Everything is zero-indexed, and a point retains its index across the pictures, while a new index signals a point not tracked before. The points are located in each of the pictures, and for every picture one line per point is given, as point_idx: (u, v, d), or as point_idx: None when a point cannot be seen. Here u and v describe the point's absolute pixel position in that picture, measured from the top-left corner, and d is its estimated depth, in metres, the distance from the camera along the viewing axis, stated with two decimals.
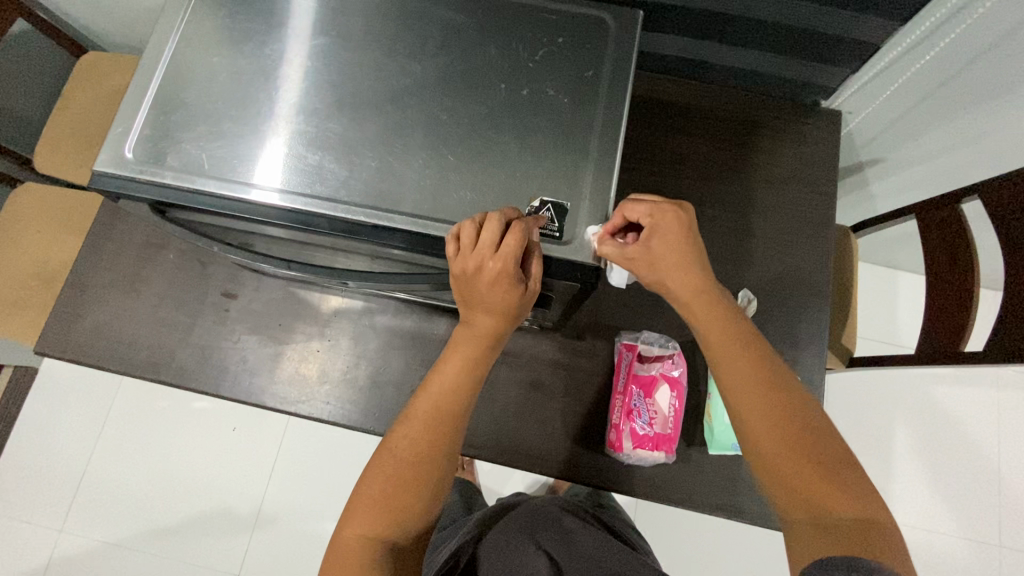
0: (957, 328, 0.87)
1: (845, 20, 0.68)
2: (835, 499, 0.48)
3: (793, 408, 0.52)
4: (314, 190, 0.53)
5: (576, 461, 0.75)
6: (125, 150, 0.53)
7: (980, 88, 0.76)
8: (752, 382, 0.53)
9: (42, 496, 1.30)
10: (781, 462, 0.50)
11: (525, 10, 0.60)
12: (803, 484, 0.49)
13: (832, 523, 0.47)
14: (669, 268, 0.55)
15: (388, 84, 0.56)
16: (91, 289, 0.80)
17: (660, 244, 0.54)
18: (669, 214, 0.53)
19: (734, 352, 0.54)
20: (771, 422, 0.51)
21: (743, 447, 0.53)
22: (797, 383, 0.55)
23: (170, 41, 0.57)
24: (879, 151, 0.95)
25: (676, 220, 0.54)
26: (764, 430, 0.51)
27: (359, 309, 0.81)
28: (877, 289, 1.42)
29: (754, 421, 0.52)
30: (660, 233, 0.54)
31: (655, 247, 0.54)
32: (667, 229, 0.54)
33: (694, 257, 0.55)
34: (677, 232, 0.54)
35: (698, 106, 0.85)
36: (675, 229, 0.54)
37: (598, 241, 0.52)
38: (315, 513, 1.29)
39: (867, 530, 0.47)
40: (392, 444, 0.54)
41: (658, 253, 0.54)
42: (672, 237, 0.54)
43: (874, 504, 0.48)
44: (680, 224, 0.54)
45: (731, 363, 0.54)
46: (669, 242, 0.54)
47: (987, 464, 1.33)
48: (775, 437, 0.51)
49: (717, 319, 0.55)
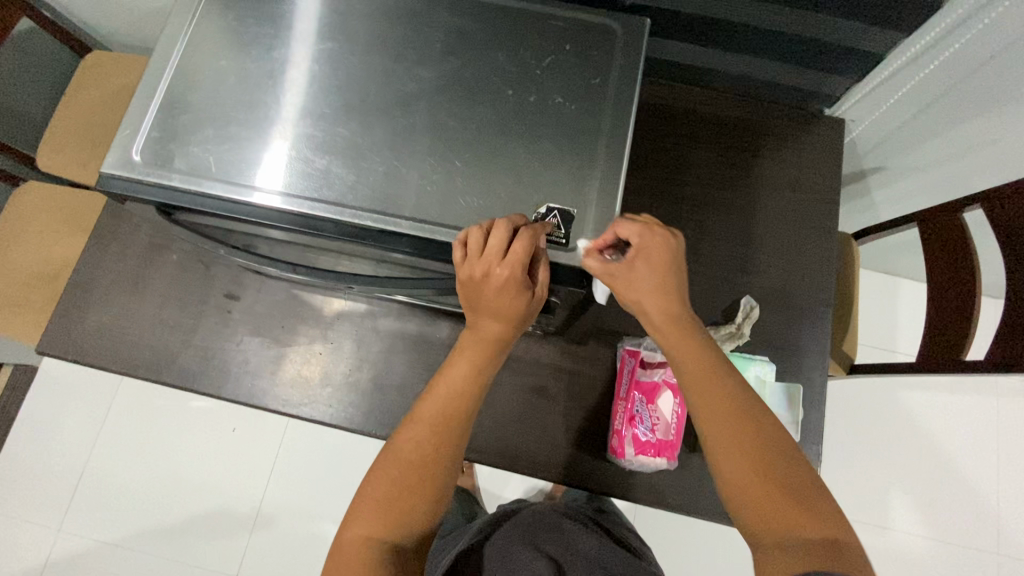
0: (958, 337, 0.87)
1: (850, 31, 0.68)
2: (797, 517, 0.48)
3: (761, 429, 0.52)
4: (321, 194, 0.53)
5: (577, 466, 0.75)
6: (132, 152, 0.53)
7: (983, 99, 0.76)
8: (720, 404, 0.53)
9: (40, 495, 1.30)
10: (747, 481, 0.50)
11: (533, 17, 0.60)
12: (767, 502, 0.49)
13: (793, 540, 0.47)
14: (648, 289, 0.54)
15: (395, 89, 0.56)
16: (94, 289, 0.80)
17: (644, 265, 0.54)
18: (659, 237, 0.53)
19: (706, 377, 0.54)
20: (738, 443, 0.51)
21: (710, 467, 0.53)
22: (765, 404, 0.54)
23: (178, 44, 0.57)
24: (882, 158, 0.96)
25: (663, 243, 0.54)
26: (730, 452, 0.51)
27: (362, 312, 0.81)
28: (877, 296, 1.42)
29: (721, 442, 0.52)
30: (646, 254, 0.53)
31: (639, 267, 0.54)
32: (654, 252, 0.53)
33: (673, 281, 0.55)
34: (661, 256, 0.54)
35: (703, 113, 0.85)
36: (661, 252, 0.54)
37: (587, 254, 0.52)
38: (314, 515, 1.29)
39: (831, 549, 0.47)
40: (397, 447, 0.54)
41: (639, 274, 0.54)
42: (657, 259, 0.54)
43: (837, 522, 0.48)
44: (666, 248, 0.54)
45: (703, 388, 0.53)
46: (653, 264, 0.54)
47: (986, 472, 1.33)
48: (741, 458, 0.51)
49: (691, 342, 0.55)
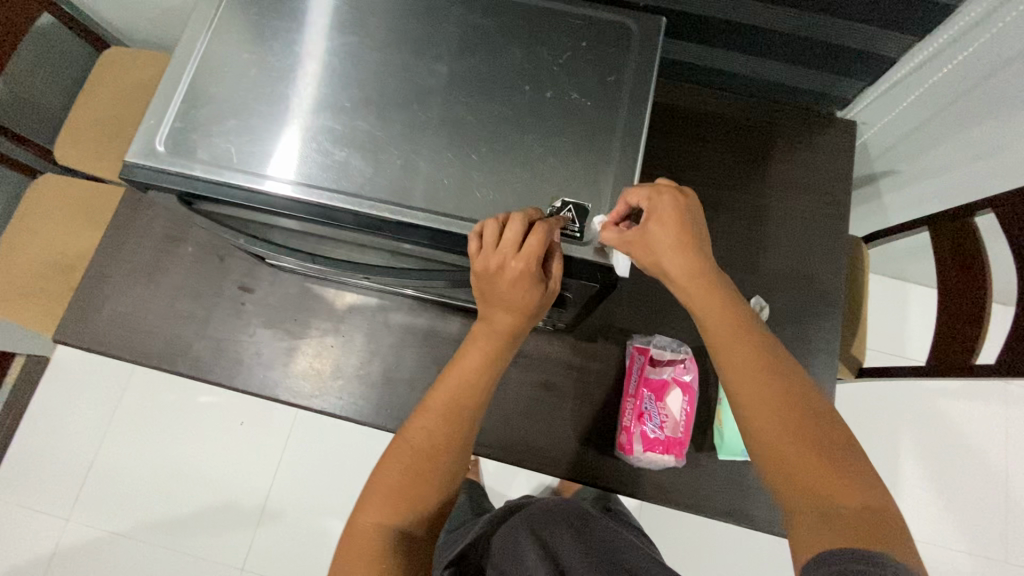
0: (969, 339, 0.87)
1: (864, 36, 0.69)
2: (838, 487, 0.47)
3: (798, 392, 0.51)
4: (339, 186, 0.53)
5: (585, 462, 0.75)
6: (156, 142, 0.54)
7: (996, 103, 0.75)
8: (758, 367, 0.51)
9: (48, 486, 1.31)
10: (784, 446, 0.49)
11: (550, 14, 0.61)
12: (807, 471, 0.47)
13: (836, 514, 0.46)
14: (668, 250, 0.53)
15: (412, 84, 0.57)
16: (111, 279, 0.81)
17: (661, 229, 0.52)
18: (667, 196, 0.53)
19: (733, 337, 0.52)
20: (778, 403, 0.50)
21: (745, 433, 0.51)
22: (797, 365, 0.53)
23: (202, 37, 0.58)
24: (893, 162, 0.96)
25: (676, 203, 0.53)
26: (769, 415, 0.50)
27: (373, 306, 0.82)
28: (887, 301, 1.42)
29: (757, 405, 0.50)
30: (659, 216, 0.52)
31: (656, 230, 0.52)
32: (666, 212, 0.52)
33: (694, 241, 0.53)
34: (676, 217, 0.53)
35: (716, 113, 0.85)
36: (675, 214, 0.53)
37: (603, 228, 0.52)
38: (321, 509, 1.29)
39: (872, 521, 0.45)
40: (411, 435, 0.55)
41: (659, 237, 0.52)
42: (671, 218, 0.52)
43: (880, 494, 0.47)
44: (678, 206, 0.53)
45: (731, 350, 0.52)
46: (669, 224, 0.52)
47: (994, 480, 1.32)
48: (778, 428, 0.49)
49: (714, 303, 0.53)
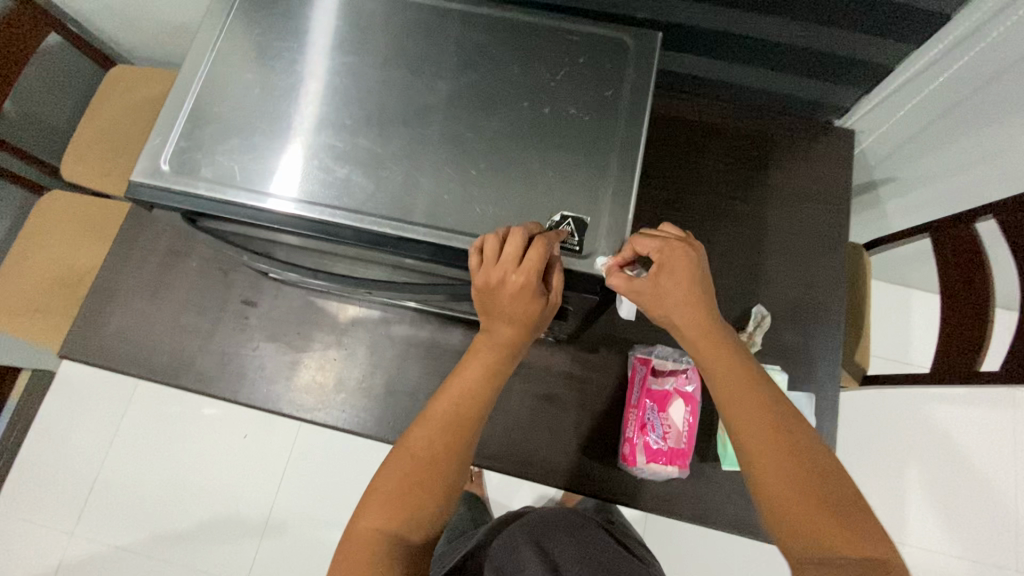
0: (973, 347, 0.87)
1: (861, 45, 0.70)
2: (842, 540, 0.47)
3: (801, 446, 0.51)
4: (340, 202, 0.54)
5: (588, 473, 0.75)
6: (161, 161, 0.55)
7: (994, 109, 0.76)
8: (764, 425, 0.51)
9: (53, 499, 1.31)
10: (790, 504, 0.49)
11: (548, 31, 0.62)
12: (811, 523, 0.48)
13: (837, 563, 0.47)
14: (675, 298, 0.53)
15: (413, 100, 0.58)
16: (116, 294, 0.82)
17: (669, 284, 0.52)
18: (679, 251, 0.53)
19: (740, 387, 0.52)
20: (781, 461, 0.50)
21: (748, 480, 0.51)
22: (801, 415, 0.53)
23: (206, 58, 0.59)
24: (892, 169, 0.96)
25: (686, 256, 0.53)
26: (774, 473, 0.49)
27: (376, 318, 0.82)
28: (890, 308, 1.42)
29: (761, 456, 0.50)
30: (669, 269, 0.53)
31: (664, 282, 0.52)
32: (677, 266, 0.52)
33: (703, 296, 0.53)
34: (687, 271, 0.52)
35: (715, 124, 0.86)
36: (685, 266, 0.52)
37: (608, 272, 0.52)
38: (323, 521, 1.29)
39: (873, 571, 0.46)
40: (409, 444, 0.55)
41: (665, 287, 0.53)
42: (682, 272, 0.52)
43: (884, 542, 0.47)
44: (689, 262, 0.53)
45: (737, 401, 0.52)
46: (678, 278, 0.52)
47: (1003, 487, 1.31)
48: (783, 478, 0.49)
49: (720, 353, 0.53)
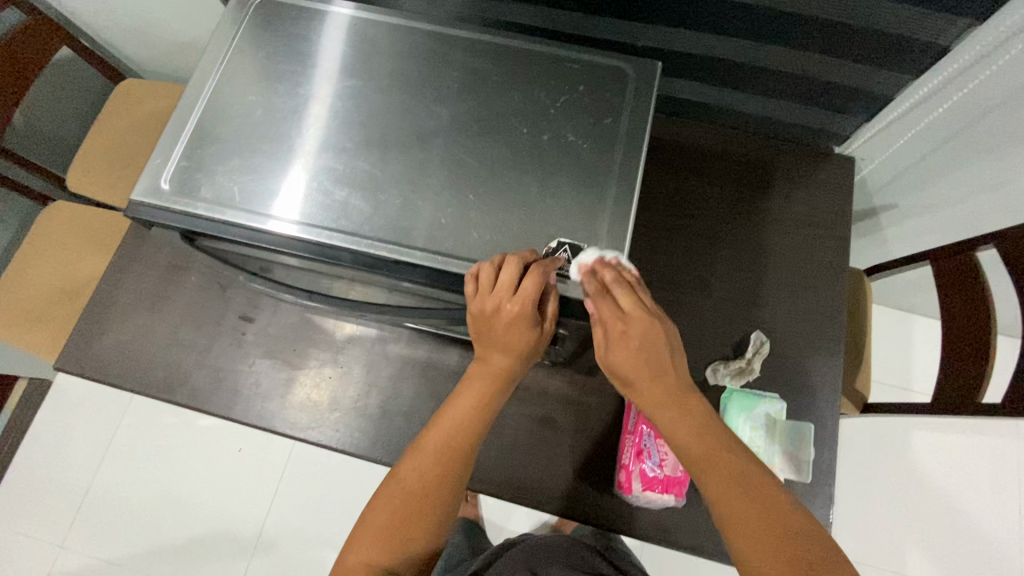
0: (975, 377, 0.85)
1: (862, 75, 0.71)
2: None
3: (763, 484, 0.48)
4: (338, 225, 0.54)
5: (583, 500, 0.74)
6: (161, 180, 0.55)
7: (992, 140, 0.76)
8: (723, 468, 0.48)
9: (44, 509, 1.30)
10: (763, 553, 0.45)
11: (549, 58, 0.62)
12: None
13: None
14: (628, 355, 0.49)
15: (413, 125, 0.58)
16: (113, 307, 0.82)
17: (622, 340, 0.50)
18: (633, 322, 0.49)
19: (705, 450, 0.49)
20: (742, 498, 0.47)
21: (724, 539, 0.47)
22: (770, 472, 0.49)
23: (211, 79, 0.59)
24: (893, 196, 0.96)
25: (639, 325, 0.49)
26: (743, 520, 0.46)
27: (373, 337, 0.82)
28: (892, 333, 1.41)
29: (733, 516, 0.47)
30: (621, 338, 0.50)
31: (617, 348, 0.50)
32: (629, 335, 0.49)
33: (659, 366, 0.50)
34: (638, 341, 0.49)
35: (715, 149, 0.86)
36: (636, 335, 0.49)
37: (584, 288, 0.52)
38: (316, 539, 1.27)
39: None
40: (401, 475, 0.54)
41: (618, 342, 0.50)
42: (634, 340, 0.49)
43: None
44: (641, 330, 0.49)
45: (705, 465, 0.49)
46: (630, 345, 0.49)
47: (1008, 519, 1.28)
48: (758, 534, 0.46)
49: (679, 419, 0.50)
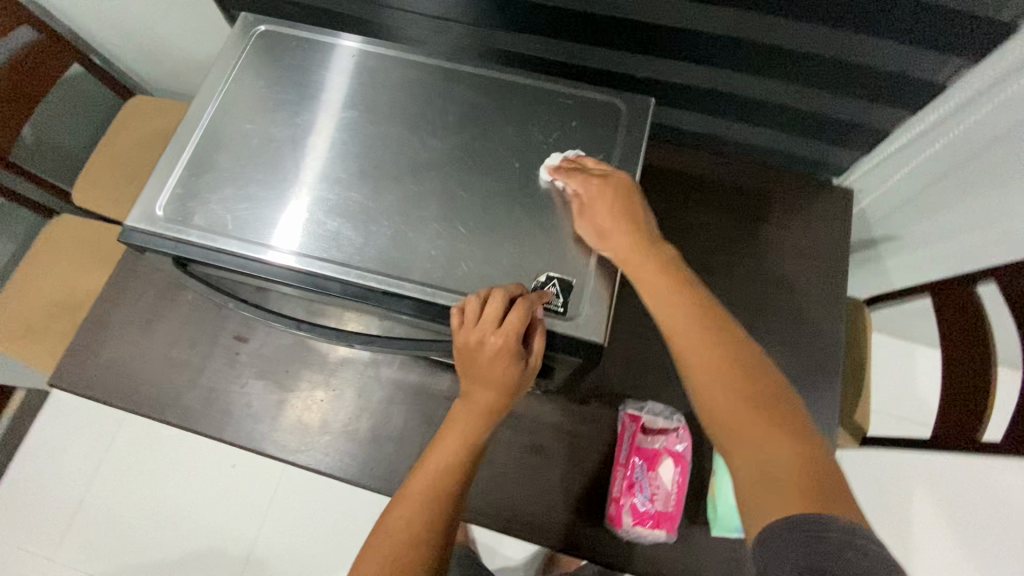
0: (975, 412, 0.84)
1: (859, 109, 0.72)
2: (780, 441, 0.44)
3: (746, 353, 0.49)
4: (329, 255, 0.54)
5: (573, 533, 0.72)
6: (156, 207, 0.56)
7: (989, 178, 0.76)
8: (696, 327, 0.50)
9: (35, 522, 1.29)
10: (720, 402, 0.47)
11: (543, 92, 0.63)
12: (745, 426, 0.45)
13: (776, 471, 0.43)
14: (604, 214, 0.54)
15: (408, 156, 0.59)
16: (109, 325, 0.82)
17: (598, 200, 0.54)
18: (602, 185, 0.55)
19: (673, 302, 0.51)
20: (707, 351, 0.49)
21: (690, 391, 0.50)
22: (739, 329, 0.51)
23: (210, 108, 0.60)
24: (892, 228, 0.96)
25: (609, 188, 0.54)
26: (705, 370, 0.48)
27: (366, 360, 0.82)
28: (894, 362, 1.39)
29: (697, 364, 0.49)
30: (595, 202, 0.54)
31: (593, 208, 0.54)
32: (600, 197, 0.54)
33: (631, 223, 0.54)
34: (610, 200, 0.54)
35: (712, 178, 0.87)
36: (607, 195, 0.54)
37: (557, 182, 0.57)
38: (306, 560, 1.26)
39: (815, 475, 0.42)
40: (388, 526, 0.52)
41: (594, 204, 0.54)
42: (607, 200, 0.54)
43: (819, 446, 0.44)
44: (612, 189, 0.54)
45: (673, 315, 0.51)
46: (603, 203, 0.54)
47: (1012, 556, 1.25)
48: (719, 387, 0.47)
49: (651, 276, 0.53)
